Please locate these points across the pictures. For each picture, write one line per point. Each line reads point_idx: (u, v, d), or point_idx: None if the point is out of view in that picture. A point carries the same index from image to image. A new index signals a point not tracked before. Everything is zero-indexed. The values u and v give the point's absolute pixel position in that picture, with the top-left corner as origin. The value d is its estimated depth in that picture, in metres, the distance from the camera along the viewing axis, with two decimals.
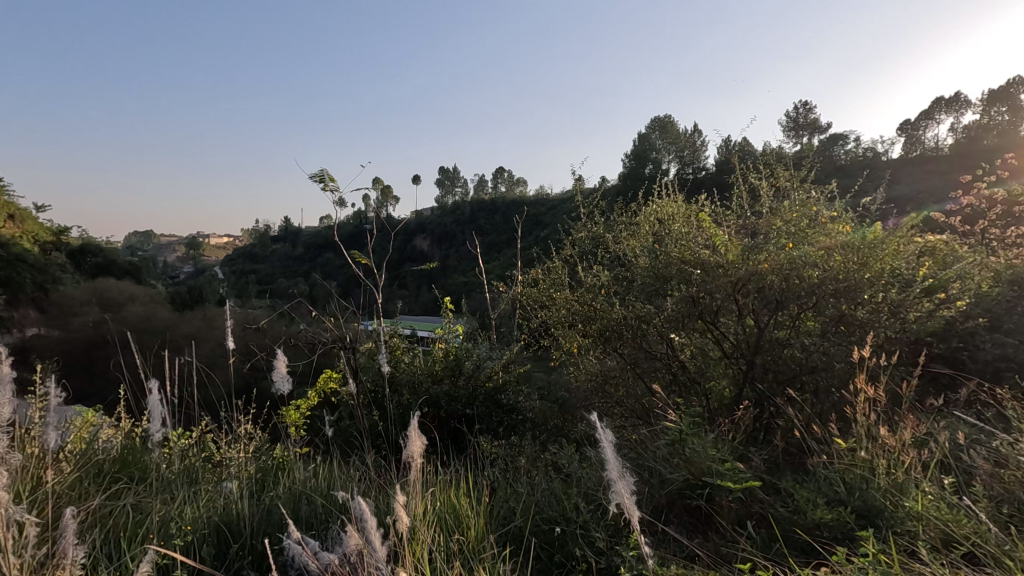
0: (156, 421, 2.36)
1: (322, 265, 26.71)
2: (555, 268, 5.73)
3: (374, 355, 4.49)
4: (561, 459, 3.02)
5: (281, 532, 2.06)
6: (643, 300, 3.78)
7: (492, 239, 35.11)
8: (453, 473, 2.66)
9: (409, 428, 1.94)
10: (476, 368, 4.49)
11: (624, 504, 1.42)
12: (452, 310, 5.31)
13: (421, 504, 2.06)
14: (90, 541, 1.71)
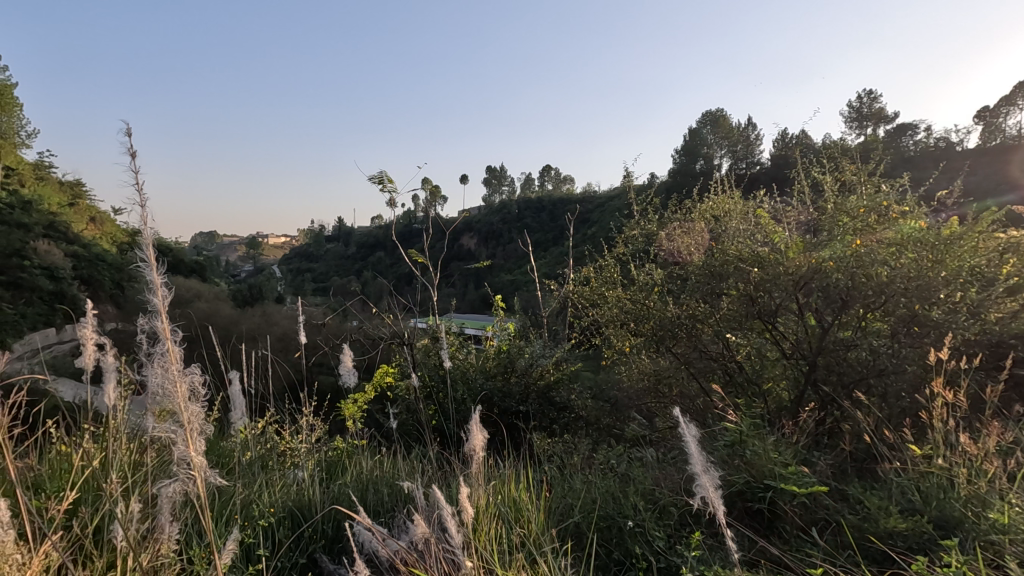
0: (237, 410, 2.52)
1: (373, 264, 27.46)
2: (607, 266, 5.70)
3: (429, 352, 4.59)
4: (613, 459, 3.02)
5: (350, 518, 2.16)
6: (698, 298, 3.77)
7: (539, 237, 35.07)
8: (512, 468, 2.71)
9: (471, 422, 1.98)
10: (529, 366, 4.50)
11: (708, 497, 1.40)
12: (503, 309, 5.34)
13: (484, 495, 2.12)
14: (183, 519, 1.84)
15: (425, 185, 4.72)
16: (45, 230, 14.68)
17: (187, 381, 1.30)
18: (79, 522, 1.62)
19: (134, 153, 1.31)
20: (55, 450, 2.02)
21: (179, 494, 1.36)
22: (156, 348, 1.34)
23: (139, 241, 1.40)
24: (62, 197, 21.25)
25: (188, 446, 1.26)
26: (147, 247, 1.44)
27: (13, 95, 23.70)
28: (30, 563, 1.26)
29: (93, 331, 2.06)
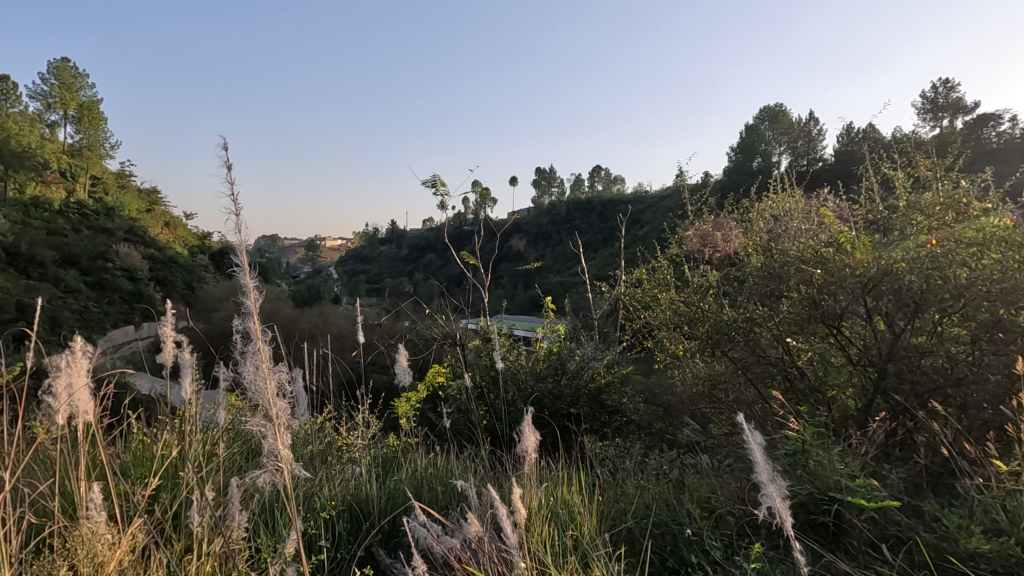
0: (301, 406, 2.64)
1: (425, 266, 28.03)
2: (660, 268, 5.58)
3: (481, 353, 4.62)
4: (665, 466, 2.96)
5: (406, 513, 2.21)
6: (757, 302, 3.67)
7: (589, 239, 34.79)
8: (564, 471, 2.71)
9: (522, 423, 1.98)
10: (580, 368, 4.45)
11: (776, 508, 1.31)
12: (554, 310, 5.32)
13: (536, 496, 2.13)
14: (252, 509, 1.94)
15: (475, 187, 4.78)
16: (126, 235, 15.83)
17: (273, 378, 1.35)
18: (160, 507, 1.73)
19: (229, 165, 1.39)
20: (139, 439, 2.18)
21: (265, 485, 1.41)
22: (246, 346, 1.40)
23: (232, 248, 1.47)
24: (140, 205, 22.83)
25: (276, 440, 1.30)
26: (241, 255, 1.51)
27: (99, 111, 25.72)
28: (120, 542, 1.36)
29: (172, 329, 2.20)
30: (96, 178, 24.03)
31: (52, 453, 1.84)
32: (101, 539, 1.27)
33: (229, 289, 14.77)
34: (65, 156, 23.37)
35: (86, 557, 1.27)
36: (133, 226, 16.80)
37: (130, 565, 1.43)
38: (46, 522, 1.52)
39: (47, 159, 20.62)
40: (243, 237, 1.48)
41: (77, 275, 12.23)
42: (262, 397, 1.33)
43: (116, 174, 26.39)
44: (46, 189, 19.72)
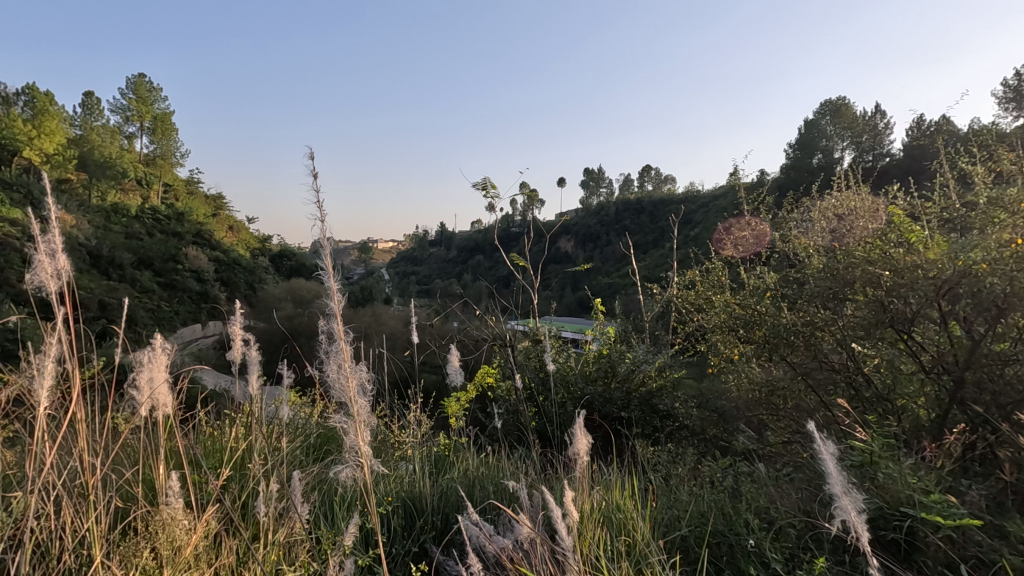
0: None
1: (474, 267, 28.36)
2: (715, 270, 5.42)
3: (530, 354, 4.61)
4: (719, 473, 2.87)
5: (458, 513, 2.23)
6: (819, 305, 3.53)
7: (639, 240, 34.26)
8: (616, 475, 2.67)
9: (575, 427, 1.97)
10: (630, 372, 4.35)
11: (851, 522, 1.23)
12: (603, 313, 5.24)
13: (588, 500, 2.12)
14: (313, 502, 2.00)
15: (523, 188, 4.77)
16: (194, 239, 16.79)
17: (355, 375, 1.40)
18: (230, 496, 1.83)
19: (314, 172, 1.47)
20: (209, 431, 2.31)
21: (345, 478, 1.47)
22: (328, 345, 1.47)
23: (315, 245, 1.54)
24: (207, 210, 24.18)
25: (357, 436, 1.33)
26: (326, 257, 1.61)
27: (171, 123, 27.44)
28: (196, 528, 1.44)
29: (240, 328, 2.32)
30: (169, 186, 25.63)
31: (137, 440, 1.98)
32: (178, 525, 1.35)
33: (287, 289, 15.30)
34: (142, 166, 25.07)
35: (166, 541, 1.36)
36: (200, 230, 17.81)
37: (204, 549, 1.52)
38: (132, 506, 1.64)
39: (125, 169, 22.16)
40: (327, 237, 1.56)
41: (151, 276, 13.07)
42: (343, 394, 1.39)
43: (186, 182, 28.06)
44: (125, 196, 21.21)
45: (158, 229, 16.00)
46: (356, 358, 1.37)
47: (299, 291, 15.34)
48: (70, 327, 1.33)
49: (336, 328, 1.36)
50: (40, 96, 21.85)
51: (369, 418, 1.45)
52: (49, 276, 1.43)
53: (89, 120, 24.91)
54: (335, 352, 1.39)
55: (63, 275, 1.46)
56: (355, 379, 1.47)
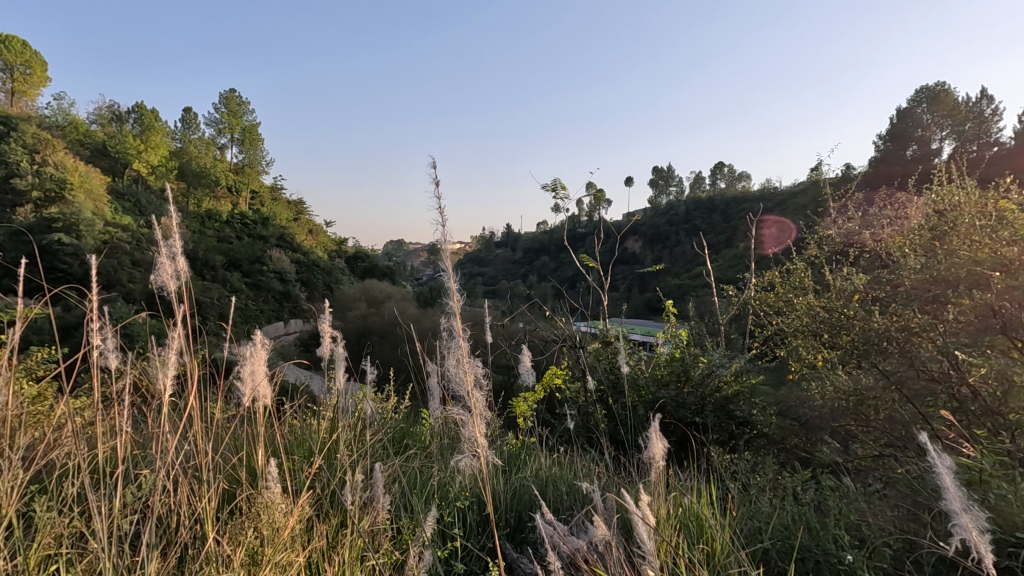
0: (437, 398, 2.84)
1: (539, 269, 28.44)
2: (797, 271, 5.14)
3: (600, 356, 4.55)
4: (801, 486, 2.71)
5: (532, 511, 2.26)
6: (915, 310, 3.31)
7: (711, 240, 33.06)
8: (693, 480, 2.60)
9: (650, 430, 1.93)
10: (705, 376, 4.02)
11: (972, 543, 1.13)
12: (676, 315, 5.10)
13: (664, 505, 2.08)
14: (395, 494, 2.10)
15: (591, 189, 4.73)
16: (278, 243, 17.89)
17: (472, 370, 1.45)
18: (320, 484, 1.95)
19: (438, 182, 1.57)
20: (298, 421, 2.46)
21: (461, 471, 1.55)
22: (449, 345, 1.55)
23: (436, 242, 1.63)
24: (290, 215, 25.72)
25: (475, 429, 1.41)
26: (445, 265, 1.71)
27: (258, 134, 29.44)
28: (292, 512, 1.53)
29: (329, 324, 2.47)
30: (256, 193, 27.51)
31: (238, 428, 2.15)
32: (277, 509, 1.45)
33: (362, 289, 15.96)
34: (233, 174, 27.06)
35: (267, 522, 1.46)
36: (284, 234, 18.96)
37: (299, 532, 1.61)
38: (235, 488, 1.78)
39: (218, 177, 23.97)
40: (445, 240, 1.65)
41: (240, 277, 14.06)
42: (463, 390, 1.46)
43: (272, 188, 30.00)
44: (218, 202, 22.96)
45: (247, 233, 17.17)
46: (472, 352, 1.43)
47: (372, 291, 15.98)
48: (189, 323, 1.47)
49: (455, 325, 1.43)
50: (147, 113, 24.12)
51: (484, 413, 1.50)
52: (168, 276, 1.59)
53: (189, 133, 27.18)
54: (454, 346, 1.46)
55: (180, 276, 1.61)
56: (475, 376, 1.54)
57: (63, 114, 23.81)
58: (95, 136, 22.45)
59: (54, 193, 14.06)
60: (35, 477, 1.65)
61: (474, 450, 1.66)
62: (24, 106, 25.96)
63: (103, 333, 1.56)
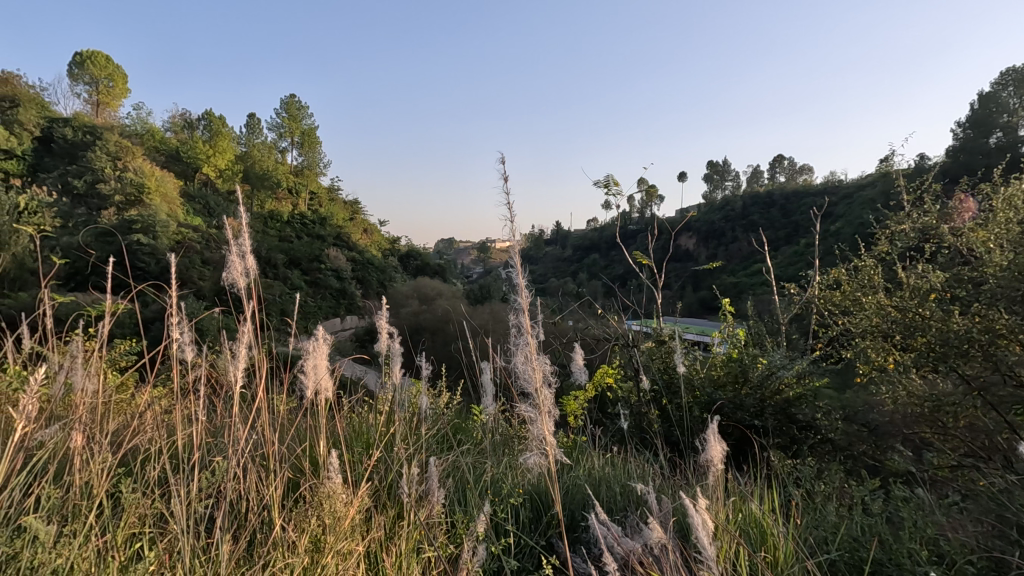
0: (489, 395, 2.86)
1: (590, 266, 28.17)
2: (866, 268, 4.85)
3: (653, 356, 4.44)
4: (870, 496, 2.55)
5: (585, 510, 2.23)
6: (1002, 311, 3.08)
7: (770, 236, 31.75)
8: (753, 485, 2.50)
9: (708, 433, 1.87)
10: (764, 378, 3.77)
11: None
12: (733, 314, 4.92)
13: (723, 510, 2.01)
14: (448, 488, 2.13)
15: (644, 184, 4.63)
16: (334, 242, 18.50)
17: (539, 366, 1.44)
18: (378, 476, 2.01)
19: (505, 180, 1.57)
20: (356, 415, 2.54)
21: (530, 467, 1.55)
22: (516, 342, 1.55)
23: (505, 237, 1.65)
24: (346, 215, 26.57)
25: (543, 427, 1.40)
26: (511, 261, 1.72)
27: (316, 137, 30.56)
28: (352, 503, 1.58)
29: (386, 321, 2.53)
30: (314, 194, 28.57)
31: (301, 420, 2.24)
32: (339, 499, 1.50)
33: (414, 287, 16.30)
34: (293, 176, 28.20)
35: (328, 511, 1.51)
36: (340, 233, 19.58)
37: (359, 523, 1.66)
38: (299, 478, 1.86)
39: (280, 179, 25.05)
40: (514, 236, 1.65)
41: (300, 274, 14.61)
42: (529, 386, 1.46)
43: (329, 190, 31.08)
44: (279, 203, 23.96)
45: (305, 232, 17.84)
46: (539, 349, 1.42)
47: (424, 288, 16.29)
48: (256, 320, 1.54)
49: (522, 322, 1.43)
50: (216, 120, 25.51)
51: (549, 411, 1.49)
52: (238, 274, 1.67)
53: (253, 137, 28.51)
54: (521, 342, 1.46)
55: (250, 274, 1.69)
56: (542, 372, 1.53)
57: (141, 123, 25.50)
58: (169, 142, 23.89)
59: (133, 196, 15.06)
60: (121, 460, 1.78)
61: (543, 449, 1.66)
62: (107, 116, 27.94)
63: (179, 328, 1.66)
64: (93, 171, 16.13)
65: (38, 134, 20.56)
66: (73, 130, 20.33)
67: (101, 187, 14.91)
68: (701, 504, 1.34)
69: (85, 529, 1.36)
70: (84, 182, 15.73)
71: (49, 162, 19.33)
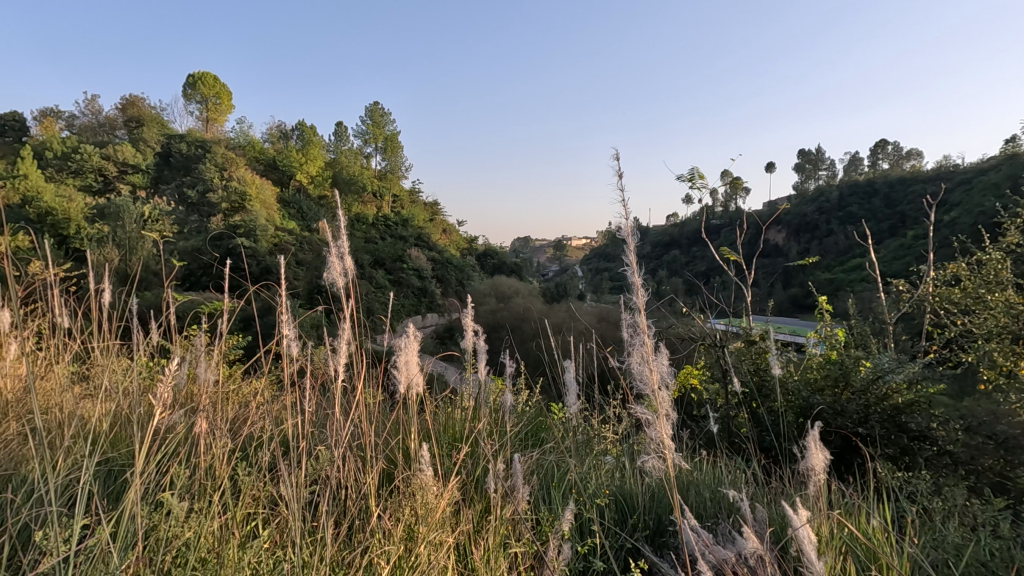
0: (572, 394, 2.84)
1: (670, 263, 27.30)
2: (992, 262, 4.33)
3: (742, 357, 4.22)
4: (999, 517, 2.27)
5: (673, 515, 2.16)
6: None
7: (871, 228, 29.25)
8: (860, 499, 2.31)
9: (808, 440, 1.75)
10: (869, 383, 3.44)
11: None
12: (831, 313, 4.58)
13: (826, 524, 1.88)
14: (533, 485, 2.15)
15: (730, 176, 4.40)
16: (415, 242, 19.16)
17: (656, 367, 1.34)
18: (466, 470, 2.06)
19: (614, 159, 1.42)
20: (442, 409, 2.61)
21: (649, 470, 1.43)
22: (633, 337, 1.42)
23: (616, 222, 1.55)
24: (426, 216, 27.45)
25: (663, 431, 1.29)
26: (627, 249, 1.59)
27: (399, 142, 31.81)
28: (442, 495, 1.63)
29: (471, 319, 2.58)
30: (397, 197, 29.78)
31: (394, 415, 2.34)
32: (430, 490, 1.55)
33: (492, 285, 16.55)
34: (377, 180, 29.55)
35: (421, 503, 1.57)
36: (421, 234, 20.26)
37: (449, 515, 1.71)
38: (393, 469, 1.95)
39: (366, 183, 26.35)
40: (629, 221, 1.52)
41: (385, 273, 15.28)
42: (649, 385, 1.34)
43: (410, 192, 32.27)
44: (364, 206, 25.17)
45: (388, 234, 18.61)
46: (656, 350, 1.33)
47: (501, 287, 16.50)
48: (354, 317, 1.63)
49: (639, 320, 1.34)
50: (308, 130, 27.24)
51: (668, 413, 1.40)
52: (337, 273, 1.78)
53: (341, 144, 30.12)
54: (636, 342, 1.38)
55: (346, 273, 1.79)
56: (662, 371, 1.40)
57: (243, 136, 27.75)
58: (267, 152, 25.81)
59: (237, 203, 16.42)
60: (239, 445, 1.96)
61: (662, 451, 1.53)
62: (215, 131, 30.65)
63: (286, 325, 1.79)
64: (204, 181, 17.74)
65: (159, 149, 22.92)
66: (187, 145, 22.49)
67: (211, 196, 16.39)
68: (805, 512, 1.23)
69: (209, 508, 1.49)
70: (197, 191, 17.36)
71: (168, 175, 21.48)
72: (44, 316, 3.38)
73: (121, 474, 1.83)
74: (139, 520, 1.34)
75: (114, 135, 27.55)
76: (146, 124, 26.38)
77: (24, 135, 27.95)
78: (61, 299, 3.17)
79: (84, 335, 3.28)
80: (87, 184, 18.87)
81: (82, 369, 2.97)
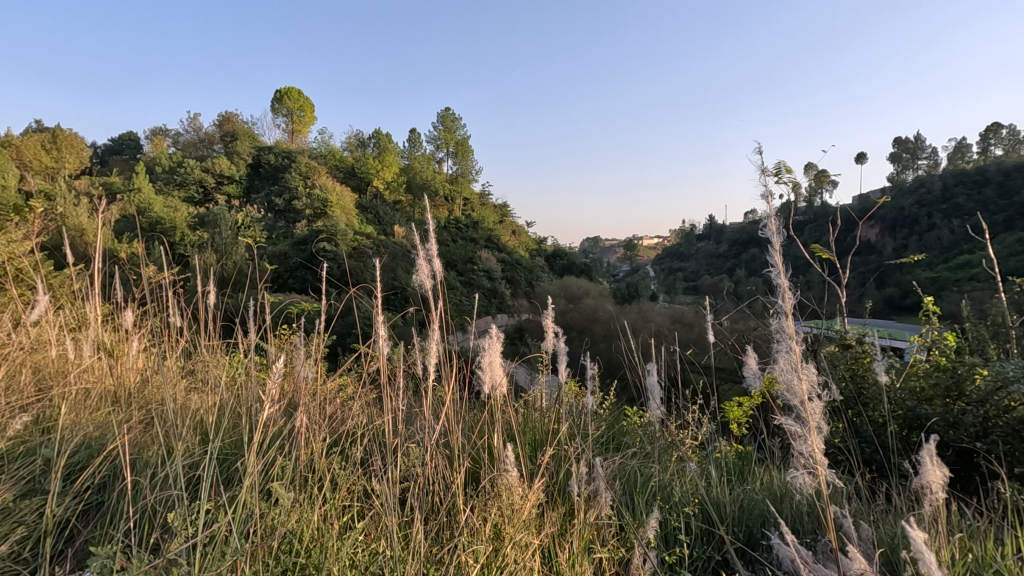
0: (655, 399, 2.75)
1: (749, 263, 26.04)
2: None
3: (837, 361, 3.93)
4: None
5: (767, 529, 2.05)
6: None
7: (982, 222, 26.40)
8: (983, 522, 2.07)
9: (922, 453, 1.58)
10: (989, 393, 3.07)
11: None
12: (939, 314, 4.18)
13: (946, 550, 1.69)
14: (614, 490, 2.11)
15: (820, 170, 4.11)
16: (485, 244, 19.43)
17: (806, 377, 1.21)
18: (549, 472, 2.06)
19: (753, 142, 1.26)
20: (521, 411, 2.63)
21: (796, 485, 1.27)
22: (780, 336, 1.28)
23: (763, 215, 1.40)
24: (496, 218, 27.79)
25: (815, 443, 1.17)
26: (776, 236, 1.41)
27: (469, 146, 32.43)
28: (528, 498, 1.62)
29: (551, 321, 2.56)
30: (467, 200, 30.36)
31: (477, 415, 2.38)
32: (516, 491, 1.55)
33: (562, 286, 16.49)
34: (448, 183, 30.29)
35: (509, 504, 1.57)
36: (491, 237, 20.54)
37: (534, 516, 1.71)
38: (478, 469, 1.98)
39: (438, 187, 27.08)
40: (770, 201, 1.35)
41: (457, 275, 15.58)
42: (798, 394, 1.21)
43: (480, 195, 32.81)
44: (436, 209, 25.83)
45: (460, 237, 18.99)
46: (805, 357, 1.21)
47: (571, 288, 16.42)
48: (440, 318, 1.65)
49: (787, 323, 1.22)
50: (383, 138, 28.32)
51: (819, 425, 1.26)
52: (424, 276, 1.81)
53: (413, 150, 31.05)
54: (782, 347, 1.26)
55: (432, 275, 1.82)
56: (810, 382, 1.22)
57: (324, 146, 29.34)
58: (346, 161, 27.15)
59: (320, 209, 17.36)
60: (332, 439, 2.07)
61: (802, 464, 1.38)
62: (300, 143, 32.60)
63: (378, 326, 1.85)
64: (290, 189, 18.90)
65: (250, 161, 24.64)
66: (276, 156, 24.07)
67: (296, 203, 17.45)
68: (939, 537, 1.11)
69: (310, 498, 1.59)
70: (283, 199, 18.52)
71: (258, 184, 23.01)
72: (159, 316, 3.71)
73: (229, 462, 1.98)
74: (252, 508, 1.45)
75: (212, 149, 30.04)
76: (240, 138, 28.53)
77: (138, 153, 30.95)
78: (173, 301, 3.47)
79: (192, 333, 3.57)
80: (189, 196, 20.68)
81: (191, 365, 3.24)
